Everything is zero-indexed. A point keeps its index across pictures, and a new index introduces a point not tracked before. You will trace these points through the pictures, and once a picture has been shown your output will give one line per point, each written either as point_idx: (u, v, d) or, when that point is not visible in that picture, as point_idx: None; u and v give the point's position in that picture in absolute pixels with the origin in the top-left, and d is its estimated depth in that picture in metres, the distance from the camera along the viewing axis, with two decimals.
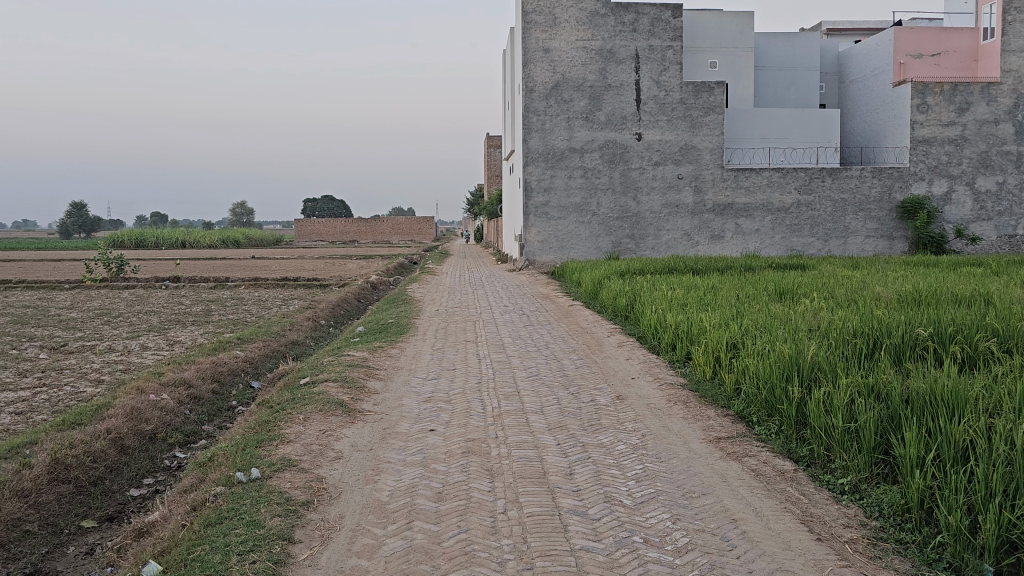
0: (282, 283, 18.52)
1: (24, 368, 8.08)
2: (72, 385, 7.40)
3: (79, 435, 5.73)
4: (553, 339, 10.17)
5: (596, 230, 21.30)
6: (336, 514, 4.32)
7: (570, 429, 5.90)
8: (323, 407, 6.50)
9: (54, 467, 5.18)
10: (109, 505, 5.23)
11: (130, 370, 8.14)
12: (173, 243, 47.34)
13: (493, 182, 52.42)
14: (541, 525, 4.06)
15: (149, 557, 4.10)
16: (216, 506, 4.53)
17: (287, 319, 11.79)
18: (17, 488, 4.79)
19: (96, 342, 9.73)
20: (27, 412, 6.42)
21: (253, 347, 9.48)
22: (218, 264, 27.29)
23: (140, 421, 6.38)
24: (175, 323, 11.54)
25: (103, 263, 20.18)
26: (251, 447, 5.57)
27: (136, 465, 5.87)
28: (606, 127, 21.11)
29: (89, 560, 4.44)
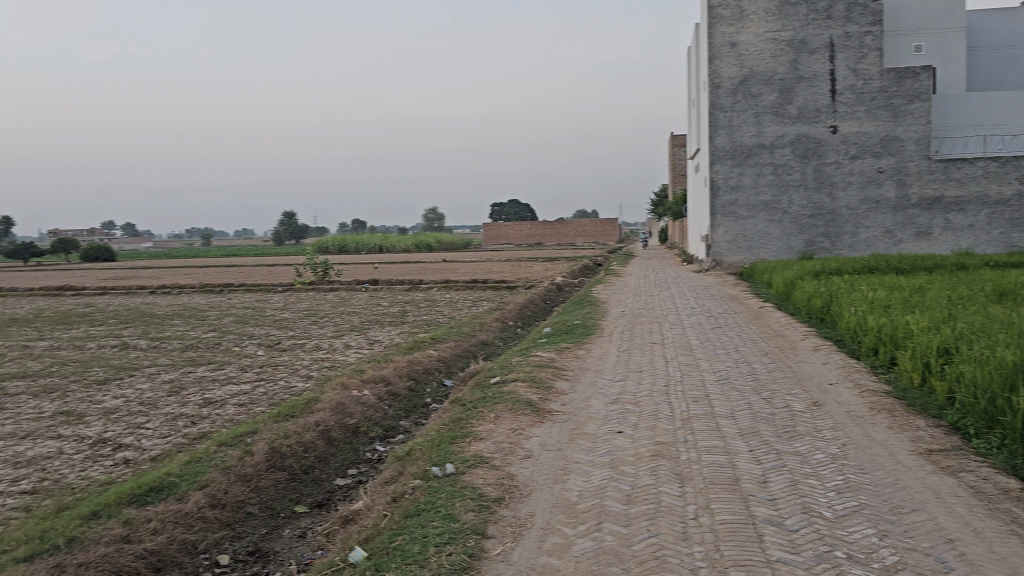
0: (471, 285, 19.17)
1: (245, 364, 8.88)
2: (286, 380, 8.05)
3: (293, 427, 6.21)
4: (742, 342, 9.84)
5: (788, 228, 20.38)
6: (527, 512, 4.40)
7: (763, 436, 5.67)
8: (513, 406, 6.64)
9: (271, 455, 5.65)
10: (318, 493, 5.60)
11: (336, 367, 8.72)
12: (372, 248, 50.35)
13: (679, 182, 51.37)
14: (735, 533, 3.92)
15: (354, 543, 4.36)
16: (415, 498, 4.75)
17: (476, 320, 12.19)
18: (241, 473, 5.26)
19: (306, 341, 10.52)
20: (248, 404, 7.03)
21: (445, 347, 9.86)
22: (412, 267, 28.71)
23: (345, 415, 6.82)
24: (374, 323, 12.26)
25: (311, 267, 21.76)
26: (446, 443, 5.78)
27: (341, 457, 6.26)
28: (798, 121, 20.15)
29: (302, 543, 4.78)
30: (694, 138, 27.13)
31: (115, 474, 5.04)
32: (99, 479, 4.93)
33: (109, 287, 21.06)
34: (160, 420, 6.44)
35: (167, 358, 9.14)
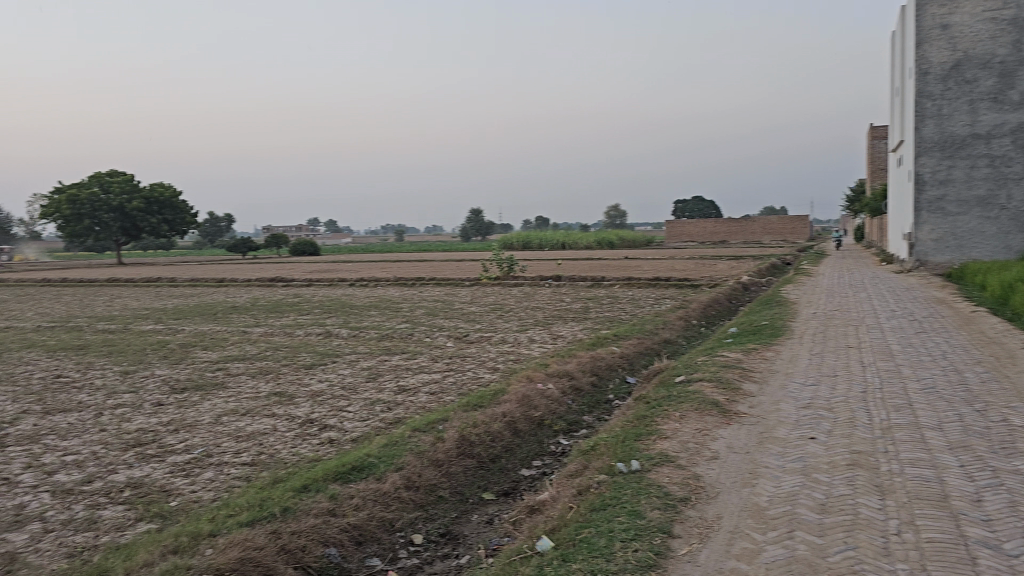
0: (654, 283, 18.98)
1: (436, 354, 9.29)
2: (474, 371, 8.34)
3: (481, 416, 6.44)
4: (951, 348, 9.08)
5: (1006, 226, 18.57)
6: (714, 514, 4.30)
7: (976, 451, 5.21)
8: (699, 406, 6.51)
9: (461, 443, 5.88)
10: (505, 481, 5.73)
11: (520, 360, 8.93)
12: (554, 244, 51.01)
13: (878, 177, 48.13)
14: (943, 553, 3.64)
15: (541, 533, 4.45)
16: (600, 493, 4.78)
17: (659, 318, 12.04)
18: (433, 458, 5.51)
19: (492, 334, 10.84)
20: (439, 393, 7.36)
21: (628, 344, 9.83)
22: (594, 264, 28.82)
23: (530, 407, 6.98)
24: (557, 318, 12.44)
25: (497, 263, 22.38)
26: (631, 440, 5.77)
27: (526, 448, 6.39)
28: (1021, 107, 18.22)
29: (490, 529, 4.91)
30: (896, 129, 25.34)
31: (321, 452, 5.43)
32: (307, 456, 5.33)
33: (314, 279, 22.65)
34: (359, 404, 6.86)
35: (365, 346, 9.72)
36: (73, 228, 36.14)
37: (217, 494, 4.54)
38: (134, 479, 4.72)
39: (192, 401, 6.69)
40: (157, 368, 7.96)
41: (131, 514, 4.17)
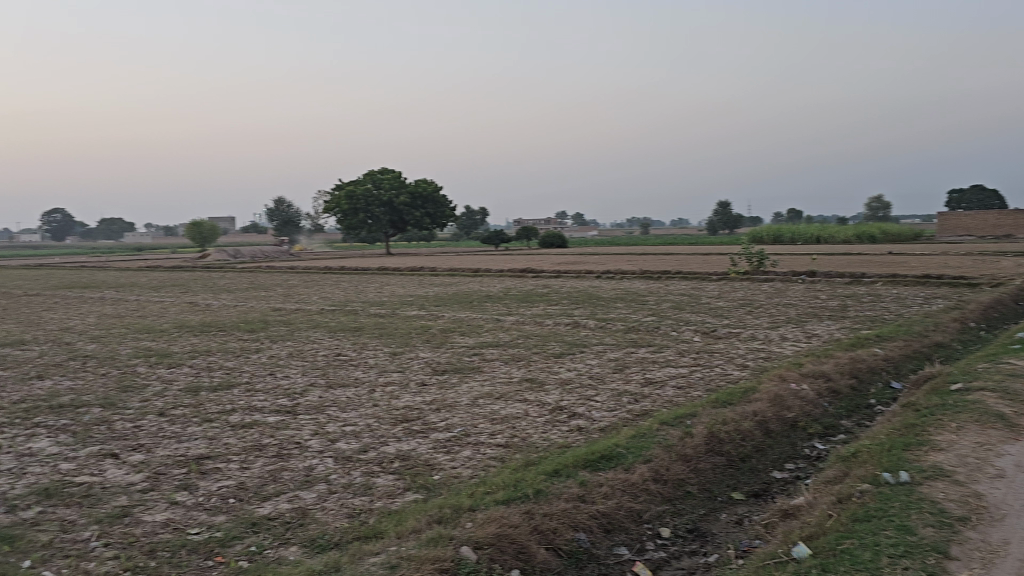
0: (924, 280, 17.37)
1: (682, 348, 9.17)
2: (722, 367, 8.13)
3: (731, 414, 6.27)
4: None
5: None
6: (1000, 538, 3.86)
7: None
8: (980, 418, 5.87)
9: (710, 440, 5.76)
10: (755, 483, 5.40)
11: (772, 358, 8.56)
12: (808, 238, 48.30)
13: None
14: None
15: (797, 539, 4.22)
16: (863, 503, 4.47)
17: (930, 319, 11.00)
18: (681, 453, 5.43)
19: (741, 330, 10.50)
20: (686, 387, 7.26)
21: (894, 346, 9.08)
22: (855, 259, 26.89)
23: (783, 408, 6.67)
24: (812, 316, 11.78)
25: (746, 257, 21.59)
26: (898, 450, 5.34)
27: (778, 450, 5.99)
28: None
29: (739, 529, 4.65)
30: None
31: (570, 439, 5.56)
32: (557, 442, 5.49)
33: (562, 270, 23.24)
34: (606, 394, 6.95)
35: (612, 338, 9.82)
36: (350, 221, 40.11)
37: (475, 471, 4.81)
38: (402, 452, 5.12)
39: (452, 382, 7.14)
40: (421, 351, 8.59)
41: (401, 483, 4.53)
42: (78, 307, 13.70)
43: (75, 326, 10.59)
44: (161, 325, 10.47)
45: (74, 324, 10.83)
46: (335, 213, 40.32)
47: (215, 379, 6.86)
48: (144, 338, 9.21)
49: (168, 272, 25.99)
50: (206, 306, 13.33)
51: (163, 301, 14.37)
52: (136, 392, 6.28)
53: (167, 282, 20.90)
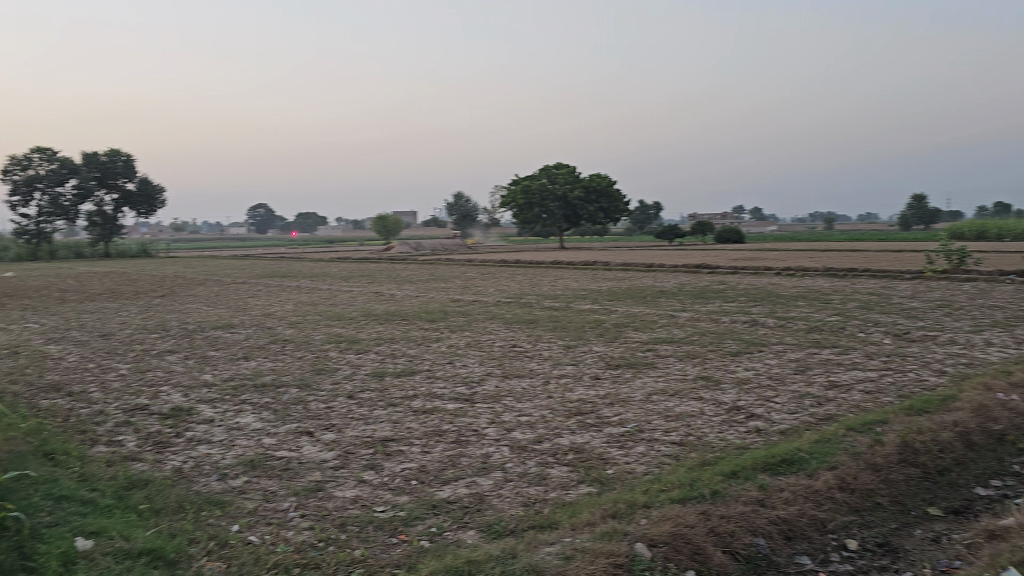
0: None
1: (872, 351, 8.62)
2: (917, 372, 7.57)
3: (927, 423, 5.82)
4: None
5: None
6: None
7: None
8: None
9: (903, 450, 5.35)
10: (956, 499, 4.90)
11: (975, 365, 7.87)
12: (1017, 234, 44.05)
13: None
14: None
15: (1008, 562, 3.78)
16: None
17: None
18: (870, 462, 5.08)
19: (938, 333, 9.73)
20: (876, 392, 6.81)
21: None
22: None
23: (988, 419, 6.10)
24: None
25: (945, 254, 20.00)
26: None
27: (983, 464, 5.42)
28: None
29: (936, 547, 4.23)
30: None
31: (748, 441, 5.37)
32: (734, 443, 5.32)
33: (740, 266, 22.54)
34: (788, 396, 6.66)
35: (793, 337, 9.39)
36: (526, 215, 41.35)
37: (650, 468, 4.75)
38: (576, 445, 5.14)
39: (625, 377, 7.10)
40: (594, 345, 8.60)
41: (575, 476, 4.55)
42: (279, 294, 14.82)
43: (276, 312, 11.49)
44: (350, 313, 11.13)
45: (275, 310, 11.72)
46: (512, 208, 42.03)
47: (399, 365, 7.20)
48: (336, 325, 9.82)
49: (357, 263, 27.64)
50: (391, 296, 14.02)
51: (353, 290, 15.27)
52: (328, 375, 6.71)
53: (356, 273, 22.18)
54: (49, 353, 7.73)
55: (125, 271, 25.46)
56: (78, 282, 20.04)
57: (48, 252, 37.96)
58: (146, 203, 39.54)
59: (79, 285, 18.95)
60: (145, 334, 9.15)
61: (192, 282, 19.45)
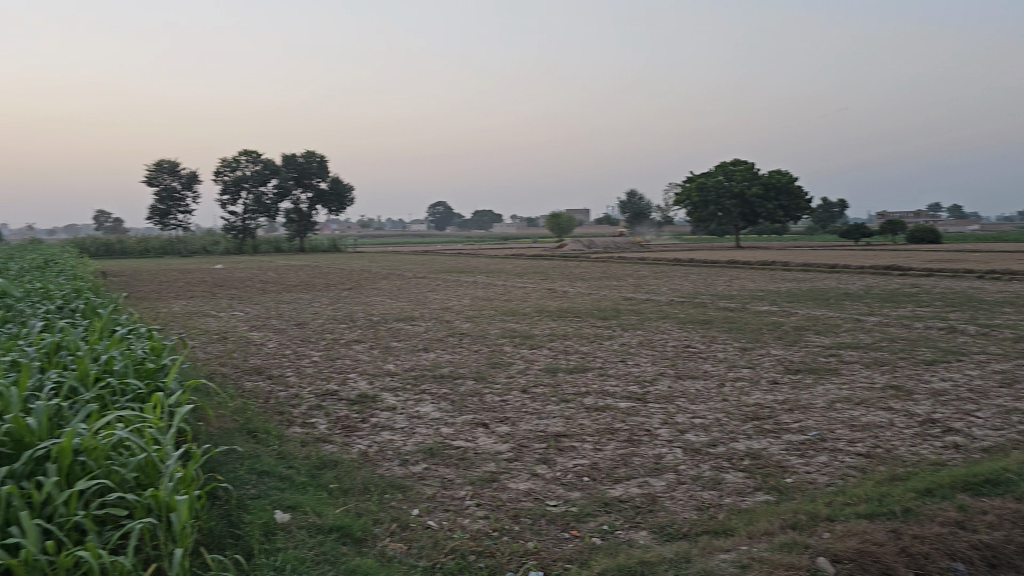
0: None
1: None
2: None
3: None
4: None
5: None
6: None
7: None
8: None
9: None
10: None
11: None
12: None
13: None
14: None
15: None
16: None
17: None
18: None
19: None
20: None
21: None
22: None
23: None
24: None
25: None
26: None
27: None
28: None
29: None
30: None
31: (945, 457, 4.97)
32: (929, 458, 4.94)
33: (935, 268, 20.93)
34: (991, 410, 6.10)
35: (998, 346, 8.59)
36: (700, 213, 40.52)
37: (833, 479, 4.51)
38: (753, 450, 4.96)
39: (807, 383, 6.77)
40: (772, 348, 8.28)
41: (751, 483, 4.39)
42: (456, 290, 15.34)
43: (453, 305, 11.90)
44: (524, 308, 11.33)
45: (452, 304, 12.15)
46: (686, 205, 41.34)
47: (571, 362, 7.25)
48: (509, 320, 10.04)
49: (530, 260, 28.15)
50: (564, 293, 14.14)
51: (527, 287, 15.54)
52: (503, 369, 6.86)
53: (530, 270, 22.56)
54: (252, 339, 8.41)
55: (318, 265, 27.23)
56: (278, 275, 21.66)
57: (252, 247, 41.24)
58: (337, 201, 42.07)
59: (278, 277, 20.49)
60: (335, 324, 9.76)
61: (378, 276, 20.47)
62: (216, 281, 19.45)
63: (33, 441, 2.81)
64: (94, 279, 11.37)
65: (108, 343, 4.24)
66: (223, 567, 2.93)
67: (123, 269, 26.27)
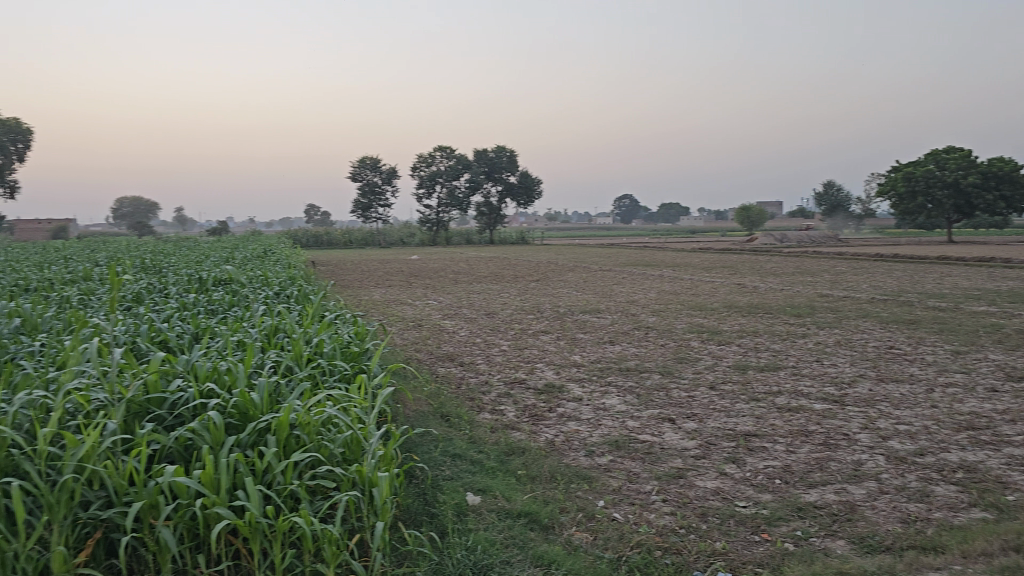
0: None
1: None
2: None
3: None
4: None
5: None
6: None
7: None
8: None
9: None
10: None
11: None
12: None
13: None
14: None
15: None
16: None
17: None
18: None
19: None
20: None
21: None
22: None
23: None
24: None
25: None
26: None
27: None
28: None
29: None
30: None
31: None
32: None
33: None
34: None
35: None
36: (907, 205, 37.68)
37: None
38: (966, 463, 4.55)
39: None
40: (991, 352, 7.55)
41: (966, 498, 4.02)
42: (642, 283, 15.21)
43: (639, 298, 11.81)
44: (712, 303, 11.05)
45: (638, 297, 12.05)
46: (891, 195, 38.60)
47: (762, 360, 6.98)
48: (697, 315, 9.81)
49: (719, 254, 27.36)
50: (754, 288, 13.63)
51: (715, 282, 15.14)
52: (690, 364, 6.73)
53: (719, 264, 21.93)
54: (445, 327, 8.77)
55: (506, 256, 27.88)
56: (468, 265, 22.43)
57: (445, 238, 42.85)
58: (525, 194, 42.79)
59: (469, 267, 21.23)
60: (522, 314, 9.96)
61: (563, 267, 20.71)
62: (411, 270, 20.47)
63: (257, 415, 3.08)
64: (305, 266, 12.27)
65: (318, 327, 4.58)
66: (419, 543, 3.09)
67: (330, 259, 28.17)
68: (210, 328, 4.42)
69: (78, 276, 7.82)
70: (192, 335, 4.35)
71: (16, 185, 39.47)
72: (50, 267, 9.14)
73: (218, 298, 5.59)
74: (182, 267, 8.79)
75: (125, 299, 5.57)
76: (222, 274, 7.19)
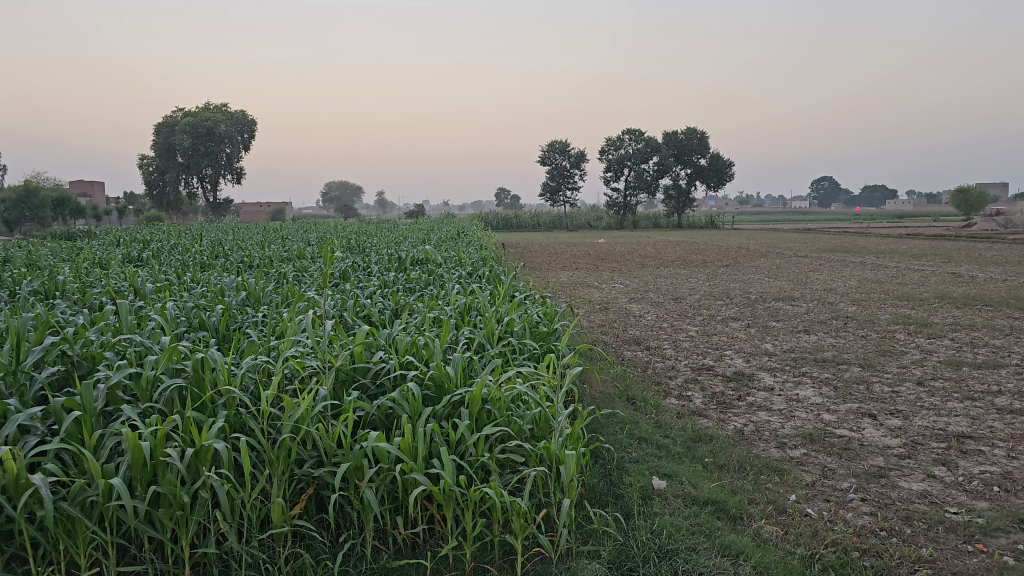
0: None
1: None
2: None
3: None
4: None
5: None
6: None
7: None
8: None
9: None
10: None
11: None
12: None
13: None
14: None
15: None
16: None
17: None
18: None
19: None
20: None
21: None
22: None
23: None
24: None
25: None
26: None
27: None
28: None
29: None
30: None
31: None
32: None
33: None
34: None
35: None
36: None
37: None
38: None
39: None
40: None
41: None
42: (842, 270, 14.30)
43: (839, 287, 11.14)
44: (922, 294, 10.21)
45: (838, 286, 11.38)
46: None
47: (979, 356, 6.37)
48: (904, 305, 9.11)
49: (932, 240, 25.22)
50: (971, 278, 12.44)
51: (925, 270, 13.96)
52: (894, 358, 6.28)
53: (930, 251, 20.21)
54: (631, 310, 8.74)
55: (695, 241, 27.31)
56: (658, 250, 22.12)
57: (632, 222, 42.47)
58: (716, 176, 41.47)
59: (658, 252, 20.96)
60: (713, 300, 9.71)
61: (756, 253, 19.94)
62: (599, 253, 20.48)
63: (451, 387, 3.23)
64: (496, 248, 12.63)
65: (508, 306, 4.73)
66: (605, 522, 3.12)
67: (519, 240, 28.87)
68: (409, 304, 4.68)
69: (294, 253, 8.54)
70: (392, 311, 4.62)
71: (242, 173, 43.48)
72: (271, 246, 10.08)
73: (415, 276, 5.89)
74: (383, 247, 9.33)
75: (333, 277, 6.01)
76: (419, 254, 7.58)
